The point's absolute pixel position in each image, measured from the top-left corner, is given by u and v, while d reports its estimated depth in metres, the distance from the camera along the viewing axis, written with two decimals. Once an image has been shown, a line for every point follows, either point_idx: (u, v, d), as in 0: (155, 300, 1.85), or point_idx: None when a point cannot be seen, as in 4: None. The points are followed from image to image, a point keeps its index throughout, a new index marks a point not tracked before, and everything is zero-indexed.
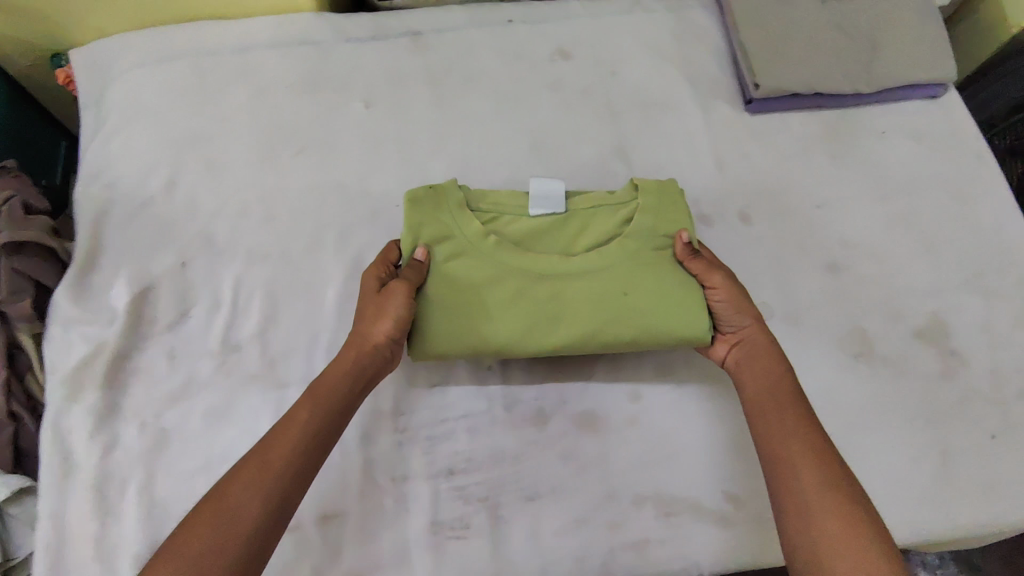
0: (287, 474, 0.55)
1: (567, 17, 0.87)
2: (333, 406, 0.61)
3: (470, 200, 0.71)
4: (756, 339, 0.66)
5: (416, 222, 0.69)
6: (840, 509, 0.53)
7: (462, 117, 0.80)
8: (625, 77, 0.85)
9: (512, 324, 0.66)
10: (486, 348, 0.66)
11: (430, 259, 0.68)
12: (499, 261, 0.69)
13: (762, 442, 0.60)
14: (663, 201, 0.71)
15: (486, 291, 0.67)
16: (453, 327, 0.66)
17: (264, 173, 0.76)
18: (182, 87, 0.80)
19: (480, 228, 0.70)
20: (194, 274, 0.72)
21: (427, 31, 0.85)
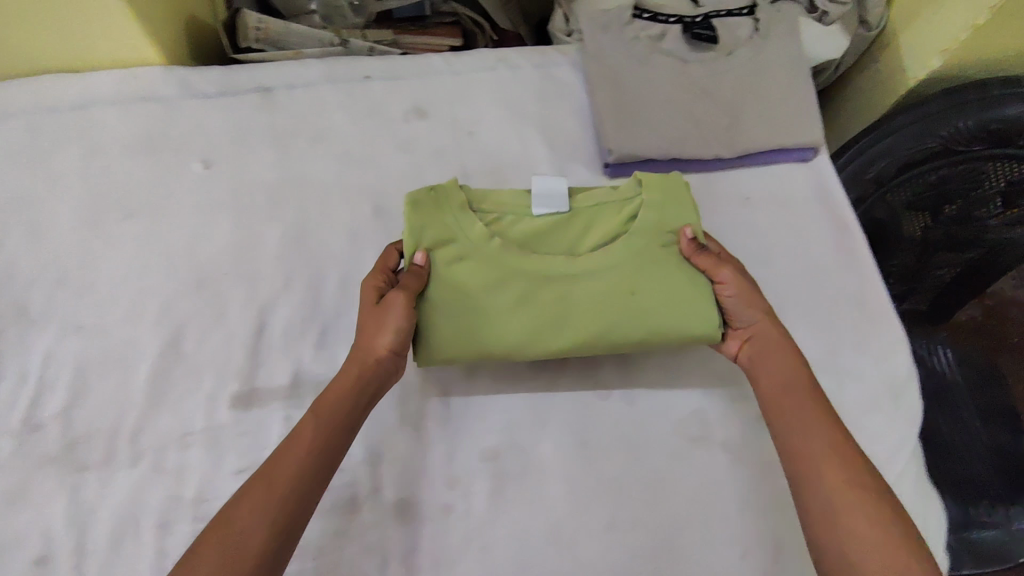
0: (288, 487, 0.55)
1: (427, 73, 0.84)
2: (339, 416, 0.60)
3: (471, 200, 0.70)
4: (768, 335, 0.66)
5: (416, 225, 0.68)
6: (853, 517, 0.52)
7: (303, 181, 0.78)
8: (483, 137, 0.82)
9: (519, 329, 0.67)
10: (498, 355, 0.67)
11: (431, 261, 0.68)
12: (503, 263, 0.69)
13: (782, 446, 0.59)
14: (665, 196, 0.71)
15: (493, 295, 0.68)
16: (463, 335, 0.67)
17: (88, 239, 0.74)
18: (14, 147, 0.77)
19: (484, 230, 0.70)
20: (6, 347, 0.70)
21: (277, 88, 0.82)
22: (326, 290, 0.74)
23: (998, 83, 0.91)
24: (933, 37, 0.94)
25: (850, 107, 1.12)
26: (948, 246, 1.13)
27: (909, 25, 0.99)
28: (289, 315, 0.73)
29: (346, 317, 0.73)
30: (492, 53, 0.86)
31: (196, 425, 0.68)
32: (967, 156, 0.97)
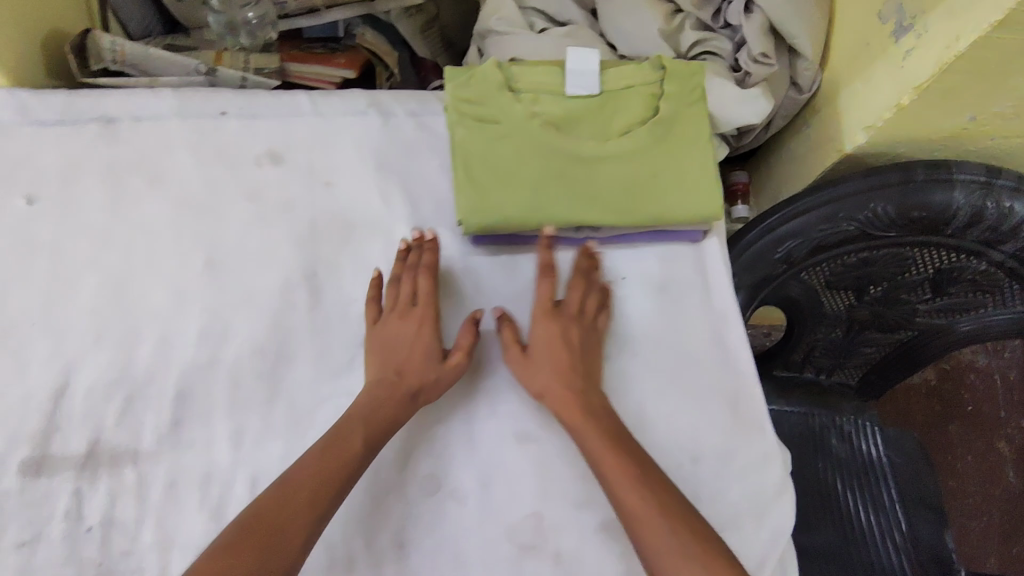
0: (348, 476, 0.59)
1: (289, 115, 0.78)
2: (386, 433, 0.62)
3: (508, 80, 0.71)
4: (558, 383, 0.66)
5: (460, 106, 0.70)
6: (667, 539, 0.55)
7: (132, 223, 0.72)
8: (339, 191, 0.76)
9: (552, 197, 0.70)
10: (536, 226, 0.70)
11: (473, 133, 0.70)
12: (541, 142, 0.70)
13: (597, 471, 0.61)
14: (685, 85, 0.73)
15: (526, 170, 0.70)
16: (515, 196, 0.69)
17: None
18: None
19: (521, 109, 0.70)
20: None
21: (123, 118, 0.76)
22: (141, 350, 0.67)
23: (921, 167, 0.83)
24: (858, 108, 0.87)
25: (782, 168, 1.05)
26: (874, 325, 1.05)
27: (835, 96, 0.92)
28: (96, 375, 0.66)
29: (157, 380, 0.66)
30: (364, 97, 0.80)
31: None
32: (888, 240, 0.90)
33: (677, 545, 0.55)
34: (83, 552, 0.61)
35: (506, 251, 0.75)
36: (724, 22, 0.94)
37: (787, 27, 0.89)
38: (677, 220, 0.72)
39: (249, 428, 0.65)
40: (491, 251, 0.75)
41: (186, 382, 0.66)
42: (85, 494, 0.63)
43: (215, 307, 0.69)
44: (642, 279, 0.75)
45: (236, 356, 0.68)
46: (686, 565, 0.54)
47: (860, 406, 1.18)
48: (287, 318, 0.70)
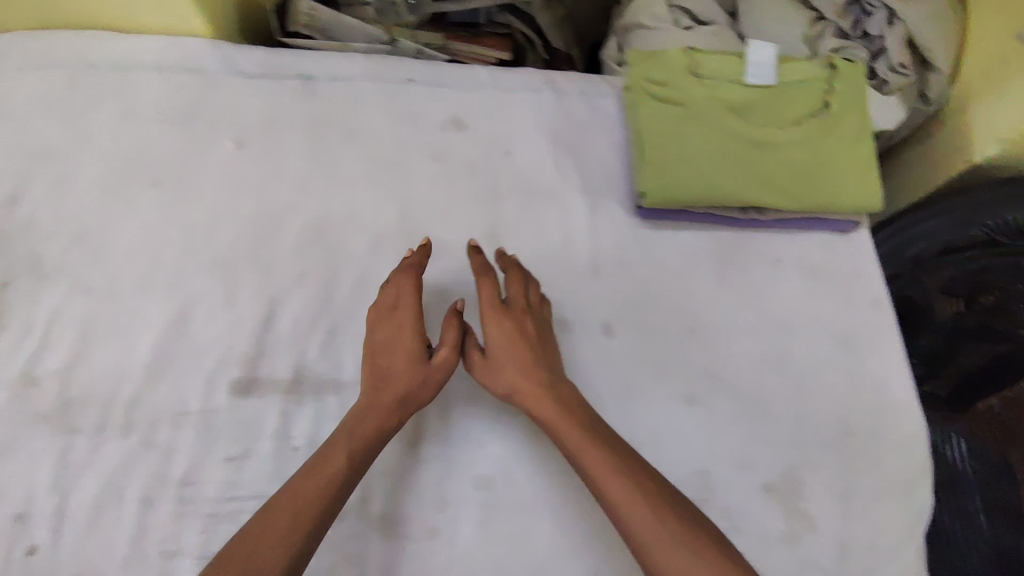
0: (339, 494, 0.59)
1: (470, 85, 0.83)
2: (376, 447, 0.63)
3: (694, 66, 0.76)
4: (525, 383, 0.65)
5: (649, 88, 0.76)
6: (650, 529, 0.56)
7: (329, 175, 0.78)
8: (517, 158, 0.81)
9: (728, 177, 0.74)
10: (712, 202, 0.75)
11: (659, 112, 0.75)
12: (721, 125, 0.75)
13: (583, 477, 0.61)
14: (853, 84, 0.78)
15: (706, 149, 0.75)
16: (697, 171, 0.74)
17: (112, 200, 0.75)
18: (54, 99, 0.78)
19: (703, 94, 0.76)
20: (14, 297, 0.70)
21: (319, 77, 0.82)
22: (343, 287, 0.74)
23: None
24: (996, 121, 0.92)
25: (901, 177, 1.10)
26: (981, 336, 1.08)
27: (966, 109, 0.97)
28: (300, 309, 0.72)
29: (359, 317, 0.73)
30: (538, 74, 0.85)
31: (193, 405, 0.68)
32: None
33: (667, 534, 0.56)
34: (291, 468, 0.67)
35: (673, 227, 0.79)
36: (861, 31, 0.98)
37: (929, 41, 0.94)
38: (839, 208, 0.77)
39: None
40: (658, 225, 0.79)
41: None
42: (292, 416, 0.68)
43: (408, 256, 0.75)
44: (798, 263, 0.79)
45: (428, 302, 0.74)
46: (688, 558, 0.55)
47: (947, 416, 1.22)
48: (470, 272, 0.76)
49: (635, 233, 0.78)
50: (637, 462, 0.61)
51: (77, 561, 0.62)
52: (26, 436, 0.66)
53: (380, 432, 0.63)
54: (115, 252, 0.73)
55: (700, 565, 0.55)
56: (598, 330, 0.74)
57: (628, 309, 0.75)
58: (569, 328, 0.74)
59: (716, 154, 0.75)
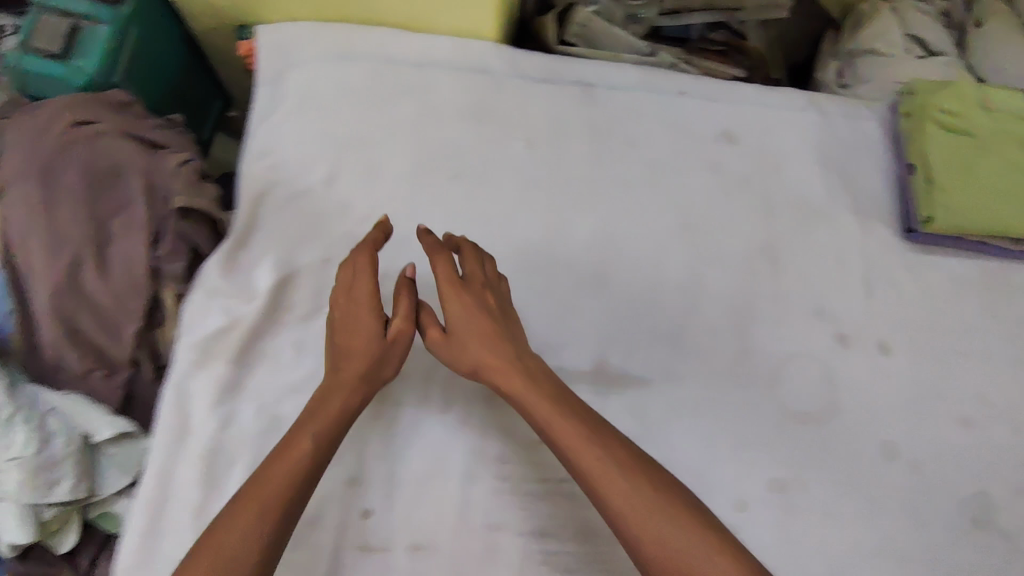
0: (306, 477, 0.58)
1: (739, 101, 0.87)
2: (332, 429, 0.61)
3: (979, 100, 0.80)
4: (489, 356, 0.64)
5: (935, 117, 0.80)
6: (683, 544, 0.54)
7: (614, 179, 0.81)
8: (787, 175, 0.84)
9: (1015, 206, 0.77)
10: (997, 230, 0.77)
11: (946, 140, 0.79)
12: (1007, 157, 0.78)
13: (579, 477, 0.59)
14: None
15: (995, 178, 0.77)
16: (984, 202, 0.77)
17: (417, 189, 0.79)
18: (356, 88, 0.83)
19: (989, 126, 0.79)
20: (336, 274, 0.75)
21: (598, 85, 0.86)
22: (633, 290, 0.77)
23: None
24: None
25: None
26: None
27: None
28: (596, 307, 0.76)
29: (649, 319, 0.76)
30: (802, 95, 0.88)
31: None
32: None
33: (650, 502, 0.56)
34: None
35: (941, 254, 0.82)
36: None
37: None
38: None
39: (729, 374, 0.75)
40: (926, 250, 0.82)
41: (675, 327, 0.76)
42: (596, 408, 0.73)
43: (693, 263, 0.79)
44: None
45: (713, 310, 0.77)
46: (656, 522, 0.55)
47: None
48: (751, 282, 0.78)
49: (906, 256, 0.81)
50: (577, 419, 0.60)
51: (407, 528, 0.67)
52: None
53: (348, 413, 0.63)
54: (423, 239, 0.77)
55: (666, 527, 0.55)
56: (875, 348, 0.78)
57: (902, 330, 0.78)
58: (849, 344, 0.77)
59: (1004, 183, 0.77)
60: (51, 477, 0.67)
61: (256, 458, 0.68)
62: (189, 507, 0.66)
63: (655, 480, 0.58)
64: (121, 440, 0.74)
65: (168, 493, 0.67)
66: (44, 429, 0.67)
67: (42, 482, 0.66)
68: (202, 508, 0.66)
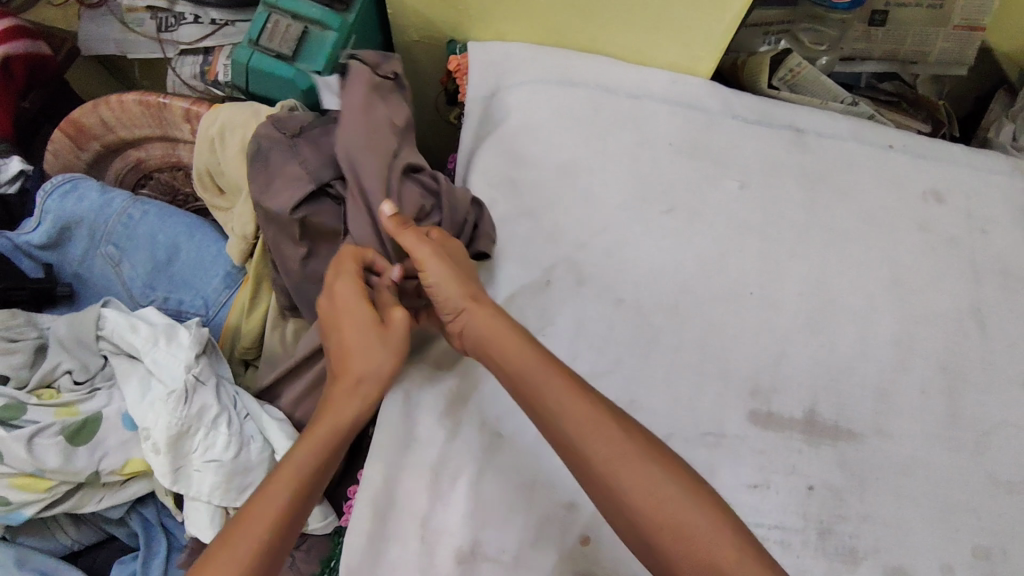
0: (302, 487, 0.58)
1: (946, 161, 0.87)
2: (326, 447, 0.60)
3: None
4: (473, 305, 0.65)
5: None
6: (671, 501, 0.54)
7: (826, 227, 0.82)
8: (994, 239, 0.84)
9: None
10: None
11: None
12: None
13: (572, 444, 0.58)
14: None
15: None
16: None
17: (633, 222, 0.81)
18: (576, 115, 0.85)
19: None
20: (555, 297, 0.77)
21: (809, 131, 0.87)
22: (844, 340, 0.77)
23: None
24: None
25: None
26: None
27: None
28: (807, 353, 0.76)
29: (858, 372, 0.76)
30: (1008, 161, 0.88)
31: (717, 427, 0.73)
32: None
33: (629, 451, 0.56)
34: (810, 509, 0.71)
35: None
36: None
37: None
38: None
39: (940, 435, 0.75)
40: None
41: (884, 382, 0.76)
42: (809, 455, 0.73)
43: (904, 318, 0.79)
44: None
45: (922, 368, 0.77)
46: (644, 476, 0.55)
47: None
48: (961, 344, 0.79)
49: None
50: (576, 390, 0.60)
51: (623, 558, 0.68)
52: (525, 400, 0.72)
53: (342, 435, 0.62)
54: (639, 269, 0.79)
55: (663, 486, 0.55)
56: None
57: None
58: None
59: None
60: (244, 484, 0.73)
61: (479, 473, 0.69)
62: (415, 514, 0.67)
63: (671, 458, 0.57)
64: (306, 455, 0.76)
65: (393, 499, 0.68)
66: (241, 436, 0.73)
67: (231, 486, 0.72)
68: (427, 517, 0.67)
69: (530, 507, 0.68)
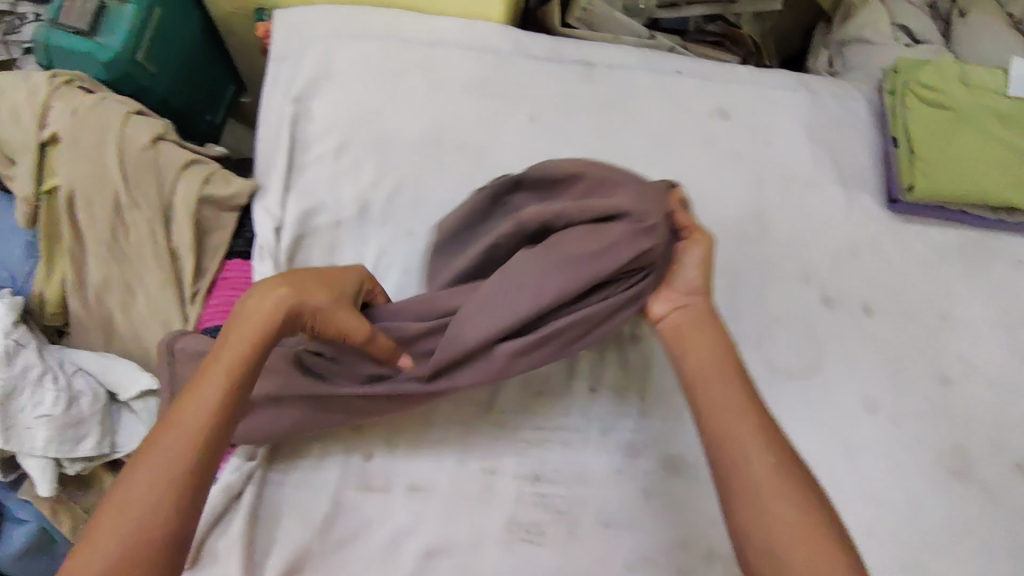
0: (214, 427, 0.52)
1: (733, 81, 0.91)
2: (257, 360, 0.56)
3: (964, 75, 0.84)
4: (714, 343, 0.65)
5: (925, 88, 0.84)
6: (822, 558, 0.52)
7: (613, 151, 0.86)
8: (778, 149, 0.88)
9: (991, 175, 0.80)
10: (974, 199, 0.81)
11: (924, 112, 0.83)
12: (989, 131, 0.81)
13: (744, 483, 0.56)
14: None
15: (977, 150, 0.81)
16: (970, 169, 0.80)
17: (426, 161, 0.83)
18: (369, 64, 0.86)
19: (976, 100, 0.83)
20: (343, 235, 0.78)
21: (598, 63, 0.90)
22: None
23: None
24: None
25: None
26: None
27: None
28: None
29: None
30: (793, 76, 0.92)
31: None
32: None
33: (800, 499, 0.55)
34: (594, 409, 0.73)
35: (922, 222, 0.86)
36: None
37: None
38: None
39: (722, 332, 0.78)
40: (909, 219, 0.86)
41: None
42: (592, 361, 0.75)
43: None
44: None
45: None
46: (817, 534, 0.53)
47: None
48: (743, 248, 0.82)
49: (887, 224, 0.85)
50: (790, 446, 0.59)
51: (405, 470, 0.69)
52: None
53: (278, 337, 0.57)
54: (431, 203, 0.81)
55: (834, 539, 0.53)
56: (858, 309, 0.81)
57: (886, 294, 0.82)
58: (832, 306, 0.80)
59: (980, 153, 0.81)
60: (79, 434, 0.74)
61: None
62: None
63: (837, 523, 0.55)
64: (144, 398, 0.78)
65: None
66: (71, 390, 0.74)
67: (69, 439, 0.73)
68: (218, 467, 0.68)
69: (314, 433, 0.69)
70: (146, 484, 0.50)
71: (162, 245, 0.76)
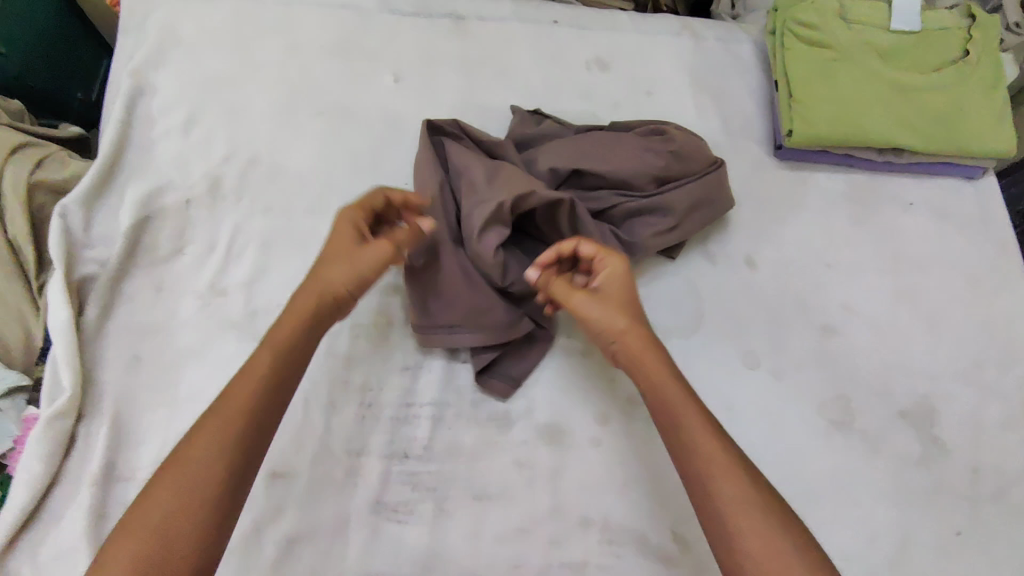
0: (248, 421, 0.51)
1: (612, 29, 0.87)
2: (298, 342, 0.56)
3: (842, 12, 0.81)
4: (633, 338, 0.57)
5: (803, 27, 0.81)
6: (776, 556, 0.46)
7: (486, 109, 0.81)
8: (659, 99, 0.84)
9: (869, 114, 0.78)
10: (854, 141, 0.78)
11: (801, 53, 0.80)
12: (865, 69, 0.79)
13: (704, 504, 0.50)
14: (986, 34, 0.81)
15: (852, 89, 0.78)
16: (849, 109, 0.78)
17: (284, 129, 0.78)
18: (221, 29, 0.81)
19: (853, 38, 0.80)
20: (195, 216, 0.73)
21: (469, 17, 0.85)
22: None
23: None
24: None
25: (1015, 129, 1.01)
26: None
27: None
28: None
29: None
30: (676, 21, 0.88)
31: (369, 316, 0.72)
32: None
33: (755, 498, 0.49)
34: (463, 383, 0.71)
35: (808, 168, 0.83)
36: None
37: None
38: (966, 152, 0.80)
39: None
40: (796, 166, 0.83)
41: None
42: None
43: None
44: (928, 206, 0.83)
45: None
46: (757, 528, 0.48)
47: None
48: None
49: (773, 173, 0.83)
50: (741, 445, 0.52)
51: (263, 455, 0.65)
52: (171, 337, 0.69)
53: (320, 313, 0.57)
54: (290, 174, 0.76)
55: (772, 530, 0.47)
56: (741, 262, 0.78)
57: (769, 244, 0.79)
58: (714, 261, 0.78)
59: (855, 92, 0.78)
60: None
61: (114, 410, 0.66)
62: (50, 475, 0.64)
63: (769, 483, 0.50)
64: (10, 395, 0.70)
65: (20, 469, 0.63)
66: None
67: None
68: (62, 476, 0.64)
69: (167, 424, 0.66)
70: (154, 505, 0.47)
71: (0, 239, 0.72)
